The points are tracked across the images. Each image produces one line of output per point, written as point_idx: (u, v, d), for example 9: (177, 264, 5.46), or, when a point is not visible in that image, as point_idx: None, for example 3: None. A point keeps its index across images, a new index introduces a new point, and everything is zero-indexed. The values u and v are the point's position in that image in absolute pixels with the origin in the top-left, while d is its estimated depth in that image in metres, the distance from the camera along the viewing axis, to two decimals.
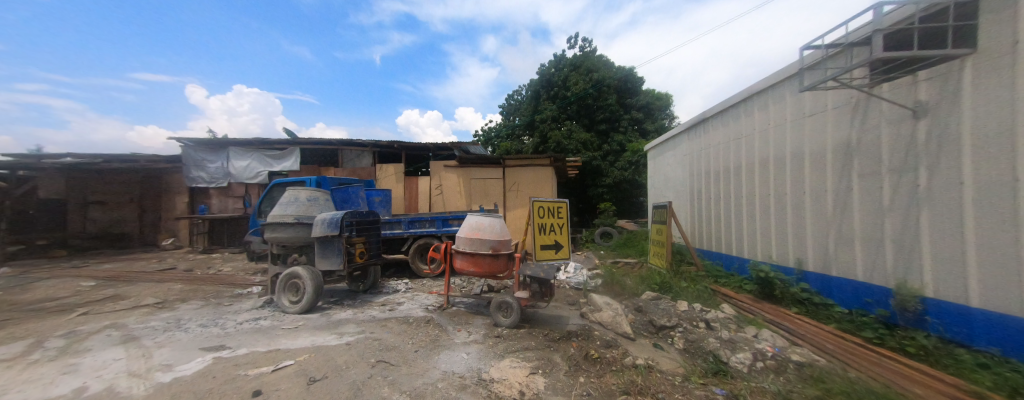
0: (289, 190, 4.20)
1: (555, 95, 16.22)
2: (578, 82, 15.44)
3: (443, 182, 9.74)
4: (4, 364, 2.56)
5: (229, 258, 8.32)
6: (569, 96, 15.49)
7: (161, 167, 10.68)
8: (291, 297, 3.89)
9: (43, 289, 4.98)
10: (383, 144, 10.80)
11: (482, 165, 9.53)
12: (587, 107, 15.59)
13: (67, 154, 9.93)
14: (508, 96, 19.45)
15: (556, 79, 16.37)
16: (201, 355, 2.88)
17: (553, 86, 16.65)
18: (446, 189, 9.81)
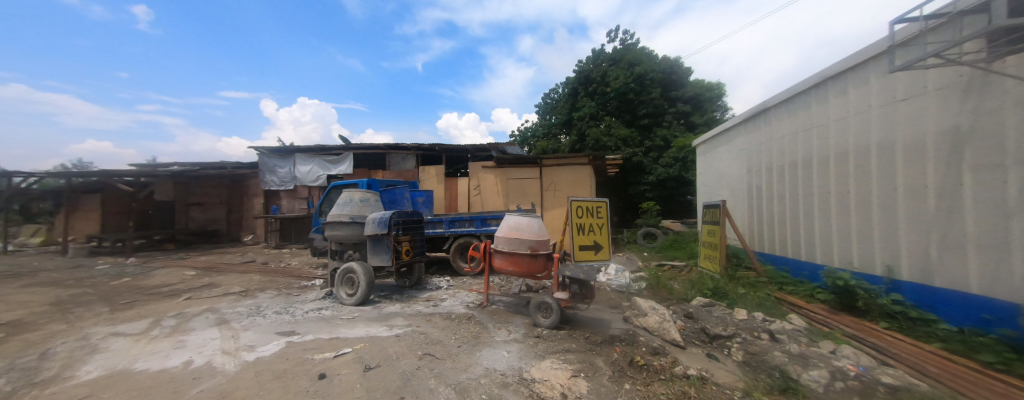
0: (345, 192, 4.59)
1: (594, 91, 15.82)
2: (618, 77, 14.91)
3: (481, 182, 9.98)
4: (135, 337, 3.14)
5: (296, 252, 9.35)
6: (609, 92, 14.99)
7: (242, 173, 12.31)
8: (348, 290, 4.23)
9: (161, 276, 6.02)
10: (426, 146, 11.37)
11: (520, 166, 9.60)
12: (628, 102, 14.98)
13: (175, 163, 11.79)
14: (545, 96, 19.43)
15: (594, 75, 15.97)
16: (276, 338, 3.27)
17: (591, 82, 16.27)
18: (484, 189, 10.05)
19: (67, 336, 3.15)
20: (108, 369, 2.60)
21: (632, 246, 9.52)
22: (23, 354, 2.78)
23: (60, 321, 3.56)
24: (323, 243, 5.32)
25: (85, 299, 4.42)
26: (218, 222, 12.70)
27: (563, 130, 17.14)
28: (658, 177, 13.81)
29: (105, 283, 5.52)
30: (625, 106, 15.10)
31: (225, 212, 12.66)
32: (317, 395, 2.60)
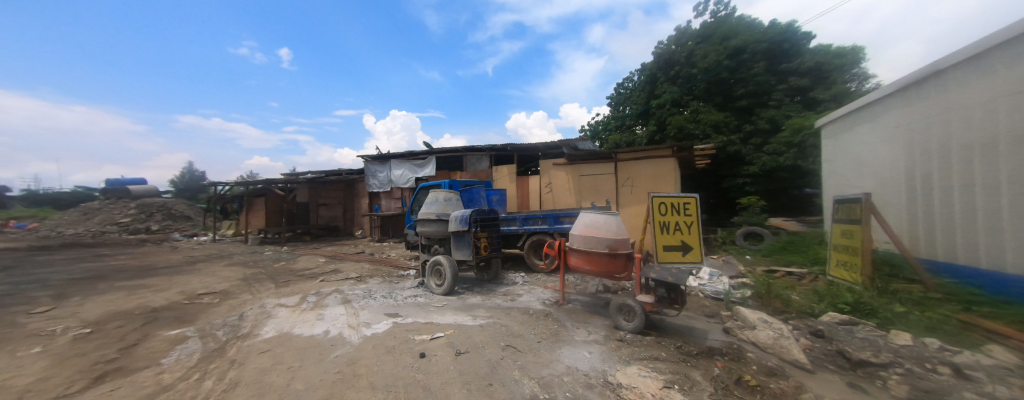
0: (432, 192, 5.10)
1: (677, 75, 14.43)
2: (708, 55, 13.27)
3: (553, 180, 9.99)
4: (292, 307, 4.07)
5: (393, 245, 10.86)
6: (696, 73, 13.42)
7: (352, 178, 14.82)
8: (437, 281, 4.69)
9: (305, 261, 7.69)
10: (498, 147, 11.88)
11: (592, 161, 9.31)
12: (720, 83, 13.12)
13: (309, 172, 14.60)
14: (618, 86, 18.55)
15: (678, 56, 14.55)
16: (385, 319, 3.83)
17: (673, 65, 14.85)
18: (555, 186, 10.01)
19: (252, 303, 4.26)
20: (277, 331, 3.42)
21: (729, 248, 8.34)
22: (229, 314, 3.85)
23: (248, 292, 4.85)
24: (415, 237, 6.04)
25: (260, 277, 5.92)
26: (336, 219, 15.47)
27: (640, 121, 15.97)
28: (760, 167, 11.74)
29: (271, 265, 7.33)
30: (717, 88, 13.29)
31: (340, 210, 15.41)
32: (419, 372, 2.96)
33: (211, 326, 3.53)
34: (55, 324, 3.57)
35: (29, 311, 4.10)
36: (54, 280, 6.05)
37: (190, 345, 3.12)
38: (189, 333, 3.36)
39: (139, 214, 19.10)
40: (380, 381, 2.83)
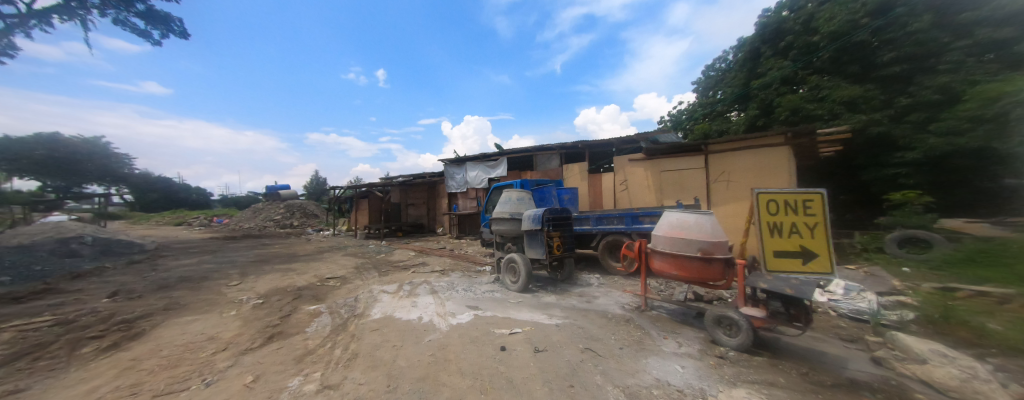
0: (505, 192, 5.29)
1: (791, 47, 12.43)
2: (836, 15, 10.78)
3: (630, 177, 9.63)
4: (392, 293, 4.72)
5: (470, 242, 11.66)
6: (818, 43, 11.30)
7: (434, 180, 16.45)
8: (512, 278, 4.82)
9: (400, 254, 8.85)
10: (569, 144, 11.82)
11: (674, 155, 8.51)
12: (856, 48, 10.46)
13: (400, 176, 16.72)
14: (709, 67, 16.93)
15: (791, 24, 12.40)
16: (467, 310, 4.12)
17: (785, 35, 12.75)
18: (632, 184, 9.63)
19: (363, 288, 5.07)
20: (383, 313, 4.00)
21: (875, 258, 6.54)
22: (348, 296, 4.66)
23: (359, 278, 5.80)
24: (490, 235, 6.37)
25: (368, 266, 7.03)
26: (421, 217, 17.36)
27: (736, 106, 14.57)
28: (924, 153, 8.81)
29: (375, 256, 8.63)
30: (849, 56, 10.65)
31: (424, 209, 17.25)
32: (502, 364, 3.09)
33: (336, 304, 4.34)
34: (243, 294, 4.86)
35: (227, 283, 5.67)
36: (240, 261, 8.26)
37: (324, 318, 3.88)
38: (322, 309, 4.18)
39: (286, 210, 24.70)
40: (467, 368, 3.05)
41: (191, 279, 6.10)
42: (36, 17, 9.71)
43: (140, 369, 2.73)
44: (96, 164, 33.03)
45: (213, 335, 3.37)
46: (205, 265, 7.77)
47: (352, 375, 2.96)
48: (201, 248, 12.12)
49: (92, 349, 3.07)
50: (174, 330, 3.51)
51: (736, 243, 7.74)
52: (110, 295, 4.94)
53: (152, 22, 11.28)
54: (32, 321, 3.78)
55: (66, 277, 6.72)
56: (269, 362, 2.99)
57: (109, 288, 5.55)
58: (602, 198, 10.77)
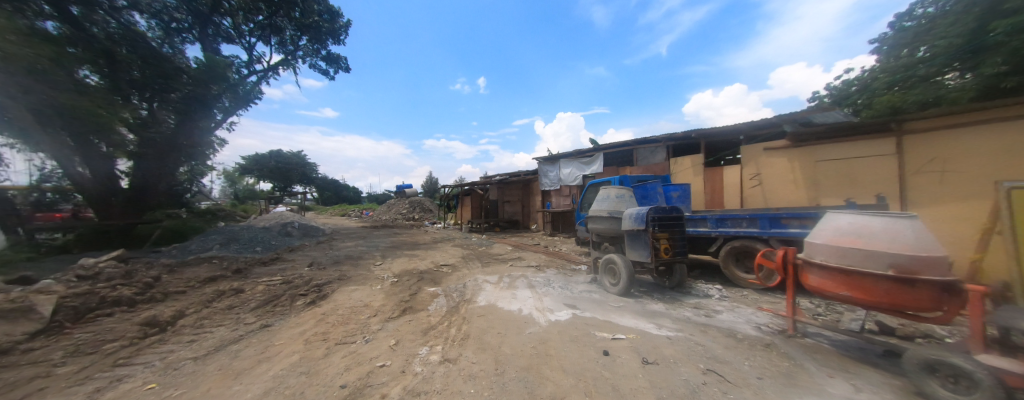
0: (603, 189, 5.07)
1: None
2: None
3: (765, 169, 8.54)
4: (495, 283, 5.11)
5: (563, 240, 11.66)
6: None
7: (527, 178, 17.13)
8: (611, 279, 4.51)
9: (500, 247, 9.54)
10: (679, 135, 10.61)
11: (840, 141, 7.15)
12: None
13: (497, 175, 18.06)
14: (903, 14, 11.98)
15: None
16: (565, 308, 4.05)
17: None
18: (770, 178, 8.48)
19: (470, 276, 5.64)
20: (488, 301, 4.37)
21: None
22: (459, 282, 5.28)
23: (466, 267, 6.52)
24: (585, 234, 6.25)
25: (473, 256, 7.85)
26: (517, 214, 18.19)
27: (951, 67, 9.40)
28: None
29: (479, 248, 9.54)
30: None
31: (519, 206, 18.08)
32: (606, 369, 2.93)
33: (451, 288, 4.96)
34: (385, 272, 6.08)
35: (374, 262, 7.24)
36: (381, 246, 10.44)
37: (442, 300, 4.48)
38: (439, 291, 4.84)
39: (409, 205, 29.77)
40: (570, 367, 3.01)
41: (352, 257, 8.06)
42: (271, 71, 14.34)
43: (328, 321, 3.73)
44: (296, 171, 47.17)
45: (368, 302, 4.32)
46: (360, 247, 10.13)
47: (466, 353, 3.32)
48: (355, 234, 15.88)
49: (303, 302, 4.36)
50: (346, 295, 4.66)
51: (960, 258, 5.53)
52: (309, 265, 6.93)
53: (328, 63, 15.14)
54: (272, 278, 5.63)
55: (288, 249, 9.84)
56: (404, 330, 3.64)
57: (309, 259, 7.84)
58: (721, 194, 9.61)
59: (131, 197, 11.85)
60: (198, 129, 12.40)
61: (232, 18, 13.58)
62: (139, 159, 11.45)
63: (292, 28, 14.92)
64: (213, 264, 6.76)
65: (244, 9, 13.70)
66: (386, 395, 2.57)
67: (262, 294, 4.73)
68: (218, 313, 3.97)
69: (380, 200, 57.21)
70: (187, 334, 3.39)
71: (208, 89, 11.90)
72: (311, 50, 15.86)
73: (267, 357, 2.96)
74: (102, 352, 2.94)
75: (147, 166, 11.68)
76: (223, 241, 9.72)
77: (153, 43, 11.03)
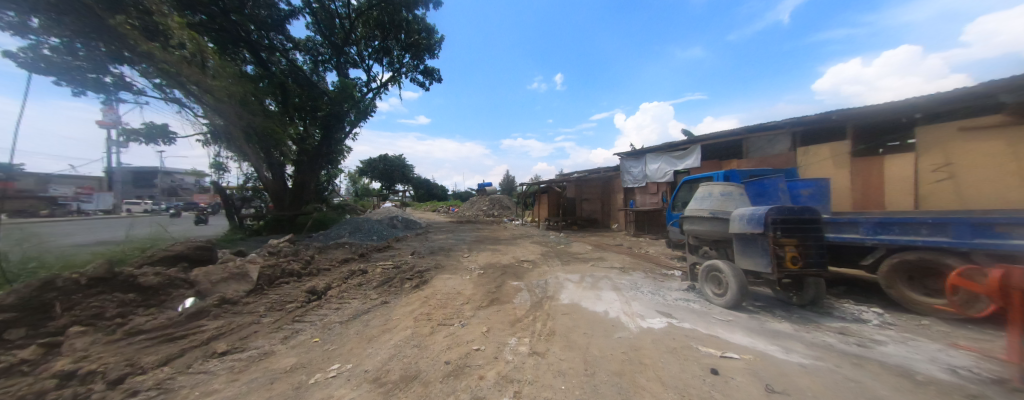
0: (703, 187, 4.53)
1: None
2: None
3: (963, 158, 6.76)
4: (578, 282, 5.05)
5: (649, 241, 10.83)
6: None
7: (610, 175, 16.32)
8: (715, 289, 3.95)
9: (580, 246, 9.40)
10: (810, 117, 9.03)
11: None
12: None
13: (575, 172, 17.82)
14: None
15: None
16: (658, 315, 3.69)
17: None
18: (969, 168, 6.69)
19: (551, 273, 5.70)
20: (571, 300, 4.33)
21: None
22: (542, 278, 5.38)
23: (546, 263, 6.61)
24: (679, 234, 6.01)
25: (554, 254, 7.92)
26: (596, 212, 17.56)
27: None
28: None
29: (558, 246, 9.56)
30: None
31: (598, 204, 17.44)
32: (715, 390, 2.47)
33: (536, 283, 5.10)
34: (472, 264, 6.65)
35: (463, 254, 7.96)
36: (469, 240, 11.42)
37: (527, 294, 4.63)
38: (522, 286, 5.01)
39: (489, 203, 31.64)
40: (670, 380, 2.69)
41: (446, 248, 9.03)
42: (383, 88, 16.98)
43: (430, 303, 4.24)
44: (397, 173, 55.48)
45: (461, 290, 4.75)
46: (450, 240, 11.28)
47: (553, 349, 3.34)
48: (445, 228, 17.72)
49: (412, 285, 5.08)
50: (444, 281, 5.24)
51: None
52: (411, 253, 8.01)
53: (425, 76, 17.18)
54: (386, 263, 6.70)
55: (395, 239, 11.59)
56: (494, 320, 3.87)
57: (411, 248, 9.09)
58: (878, 191, 8.06)
59: (293, 194, 14.88)
60: (333, 140, 15.48)
61: (357, 46, 16.44)
62: (302, 165, 14.87)
63: (399, 49, 17.24)
64: (346, 248, 8.44)
65: (365, 38, 16.49)
66: (483, 377, 2.76)
67: (379, 275, 5.64)
68: (353, 288, 4.90)
69: (462, 197, 62.63)
70: (335, 302, 4.30)
71: (342, 106, 14.20)
72: (412, 66, 18.09)
73: (389, 328, 3.57)
74: (286, 309, 3.97)
75: (305, 170, 14.95)
76: (349, 230, 12.03)
77: (305, 75, 14.36)
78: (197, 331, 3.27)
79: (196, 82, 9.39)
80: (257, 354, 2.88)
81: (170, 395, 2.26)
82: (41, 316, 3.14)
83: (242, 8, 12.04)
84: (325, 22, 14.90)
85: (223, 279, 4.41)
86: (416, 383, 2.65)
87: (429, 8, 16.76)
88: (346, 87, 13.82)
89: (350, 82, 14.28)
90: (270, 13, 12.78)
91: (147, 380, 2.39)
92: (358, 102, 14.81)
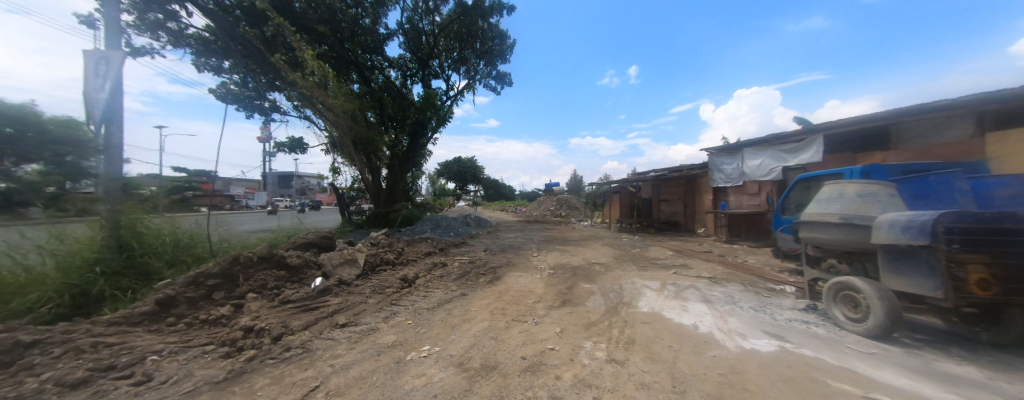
0: (834, 185, 3.91)
1: None
2: None
3: None
4: (659, 291, 4.65)
5: (746, 249, 9.38)
6: None
7: (696, 173, 14.63)
8: (849, 312, 3.22)
9: (658, 251, 8.67)
10: (1011, 91, 6.51)
11: None
12: None
13: (651, 171, 16.50)
14: None
15: None
16: (766, 336, 3.13)
17: None
18: None
19: (626, 278, 5.38)
20: (651, 308, 4.02)
21: None
22: (616, 282, 5.11)
23: (620, 267, 6.26)
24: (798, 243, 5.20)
25: (628, 258, 7.45)
26: (677, 215, 15.98)
27: None
28: None
29: (633, 250, 8.96)
30: None
31: (679, 206, 15.82)
32: None
33: (613, 287, 4.87)
34: (541, 263, 6.70)
35: (533, 253, 8.08)
36: (537, 239, 11.56)
37: (600, 297, 4.47)
38: (595, 289, 4.83)
39: (557, 203, 31.43)
40: None
41: (516, 246, 9.32)
42: (460, 95, 18.34)
43: (504, 299, 4.40)
44: (468, 173, 59.47)
45: (532, 289, 4.82)
46: (518, 239, 11.59)
47: (634, 359, 3.05)
48: (513, 227, 18.26)
49: (488, 279, 5.38)
50: (517, 279, 5.39)
51: None
52: (483, 250, 8.45)
53: (497, 81, 18.03)
54: (462, 258, 7.23)
55: (469, 236, 12.43)
56: (568, 321, 3.81)
57: (483, 245, 9.62)
58: None
59: (386, 193, 16.97)
60: (417, 144, 17.45)
61: (439, 59, 18.00)
62: (394, 168, 17.03)
63: (474, 57, 18.31)
64: (429, 242, 9.40)
65: (446, 50, 17.92)
66: (560, 377, 2.70)
67: (457, 269, 6.09)
68: (436, 279, 5.41)
69: (528, 197, 63.64)
70: (423, 290, 4.81)
71: (426, 114, 15.72)
72: (485, 72, 19.06)
73: (468, 319, 3.82)
74: (386, 293, 4.60)
75: (396, 172, 17.09)
76: (430, 227, 13.34)
77: (397, 89, 16.41)
78: (324, 304, 4.04)
79: (320, 99, 11.69)
80: (366, 329, 3.40)
81: (311, 354, 2.83)
82: (232, 283, 4.31)
83: (355, 36, 14.33)
84: (413, 40, 16.81)
85: (340, 262, 5.34)
86: (496, 373, 2.75)
87: (502, 15, 17.45)
88: (429, 96, 15.21)
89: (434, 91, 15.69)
90: (373, 38, 14.94)
91: (296, 339, 3.05)
92: (438, 109, 16.24)
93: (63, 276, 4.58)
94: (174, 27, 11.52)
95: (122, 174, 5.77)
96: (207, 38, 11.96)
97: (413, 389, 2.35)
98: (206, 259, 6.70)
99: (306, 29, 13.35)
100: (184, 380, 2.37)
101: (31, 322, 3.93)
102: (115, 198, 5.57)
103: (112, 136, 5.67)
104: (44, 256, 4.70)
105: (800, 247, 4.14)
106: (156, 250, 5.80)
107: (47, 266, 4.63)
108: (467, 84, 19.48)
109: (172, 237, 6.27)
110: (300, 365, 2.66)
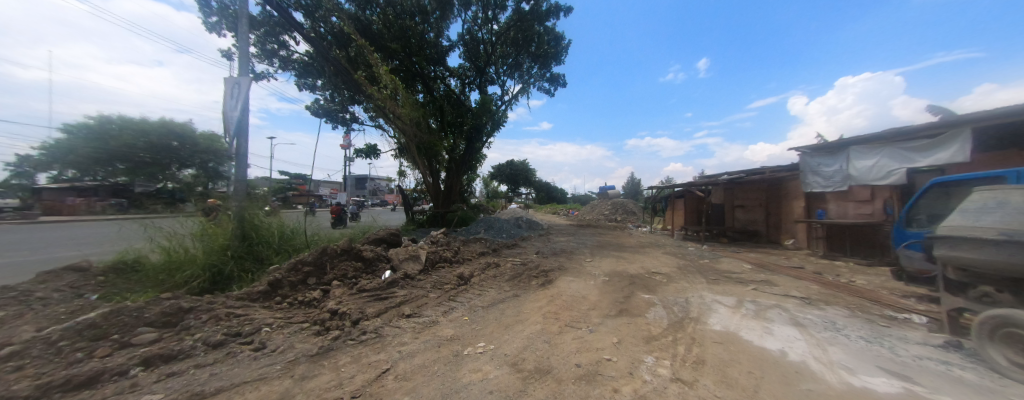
0: (999, 191, 3.03)
1: None
2: None
3: None
4: (734, 309, 4.12)
5: (852, 267, 7.83)
6: None
7: (782, 176, 12.66)
8: (1016, 355, 2.45)
9: (732, 263, 7.71)
10: None
11: None
12: None
13: (723, 173, 14.70)
14: None
15: None
16: (884, 375, 2.54)
17: None
18: None
19: (693, 291, 4.89)
20: (725, 327, 3.59)
21: None
22: (681, 295, 4.68)
23: (685, 279, 5.71)
24: (933, 264, 4.17)
25: (695, 269, 6.75)
26: (755, 224, 14.04)
27: None
28: None
29: (700, 260, 8.11)
30: None
31: (760, 213, 13.86)
32: None
33: (678, 300, 4.46)
34: (595, 269, 6.46)
35: (585, 258, 7.84)
36: (589, 244, 11.23)
37: (661, 310, 4.14)
38: (656, 300, 4.49)
39: (611, 207, 30.08)
40: None
41: (568, 250, 9.17)
42: (513, 99, 18.75)
43: (557, 303, 4.34)
44: (518, 176, 60.51)
45: (586, 295, 4.67)
46: (569, 243, 11.37)
47: (704, 381, 2.67)
48: (565, 231, 17.98)
49: (541, 282, 5.37)
50: (570, 284, 5.26)
51: None
52: (535, 252, 8.47)
53: (551, 83, 18.01)
54: (514, 259, 7.34)
55: (520, 238, 12.60)
56: (625, 332, 3.60)
57: (534, 248, 9.66)
58: None
59: (444, 195, 18.09)
60: (472, 149, 18.23)
61: (495, 66, 18.54)
62: (451, 172, 17.99)
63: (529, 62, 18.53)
64: (483, 242, 9.74)
65: (502, 57, 18.36)
66: (619, 390, 2.51)
67: (510, 270, 6.19)
68: (491, 279, 5.58)
69: (579, 200, 62.25)
70: (478, 289, 4.99)
71: (482, 120, 16.41)
72: (538, 75, 19.17)
73: (521, 320, 3.86)
74: (445, 288, 4.90)
75: (452, 175, 18.07)
76: (483, 228, 13.86)
77: (456, 96, 17.40)
78: (393, 295, 4.45)
79: (391, 109, 13.01)
80: (428, 321, 3.65)
81: (383, 339, 3.14)
82: (321, 270, 5.00)
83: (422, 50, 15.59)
84: (472, 49, 17.69)
85: (405, 258, 5.81)
86: (550, 377, 2.72)
87: (558, 17, 17.43)
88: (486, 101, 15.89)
89: (489, 97, 16.31)
90: (436, 50, 16.03)
91: (371, 325, 3.42)
92: (494, 114, 16.82)
93: (208, 257, 5.88)
94: (284, 54, 13.94)
95: (247, 177, 7.16)
96: (307, 61, 14.20)
97: (471, 383, 2.44)
98: (302, 249, 7.77)
99: (382, 47, 15.03)
100: (288, 350, 2.83)
101: (188, 292, 5.32)
102: (242, 196, 6.85)
103: (241, 146, 7.02)
104: (195, 242, 6.13)
105: (935, 269, 3.32)
106: (266, 240, 6.87)
107: (199, 249, 6.02)
108: (521, 88, 19.80)
109: (280, 229, 7.42)
110: (373, 348, 2.96)
